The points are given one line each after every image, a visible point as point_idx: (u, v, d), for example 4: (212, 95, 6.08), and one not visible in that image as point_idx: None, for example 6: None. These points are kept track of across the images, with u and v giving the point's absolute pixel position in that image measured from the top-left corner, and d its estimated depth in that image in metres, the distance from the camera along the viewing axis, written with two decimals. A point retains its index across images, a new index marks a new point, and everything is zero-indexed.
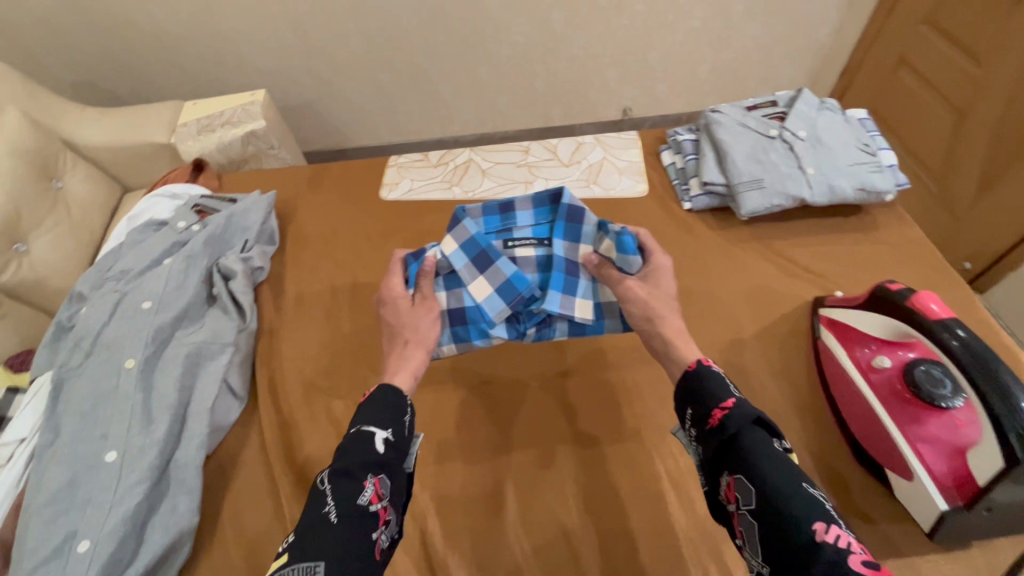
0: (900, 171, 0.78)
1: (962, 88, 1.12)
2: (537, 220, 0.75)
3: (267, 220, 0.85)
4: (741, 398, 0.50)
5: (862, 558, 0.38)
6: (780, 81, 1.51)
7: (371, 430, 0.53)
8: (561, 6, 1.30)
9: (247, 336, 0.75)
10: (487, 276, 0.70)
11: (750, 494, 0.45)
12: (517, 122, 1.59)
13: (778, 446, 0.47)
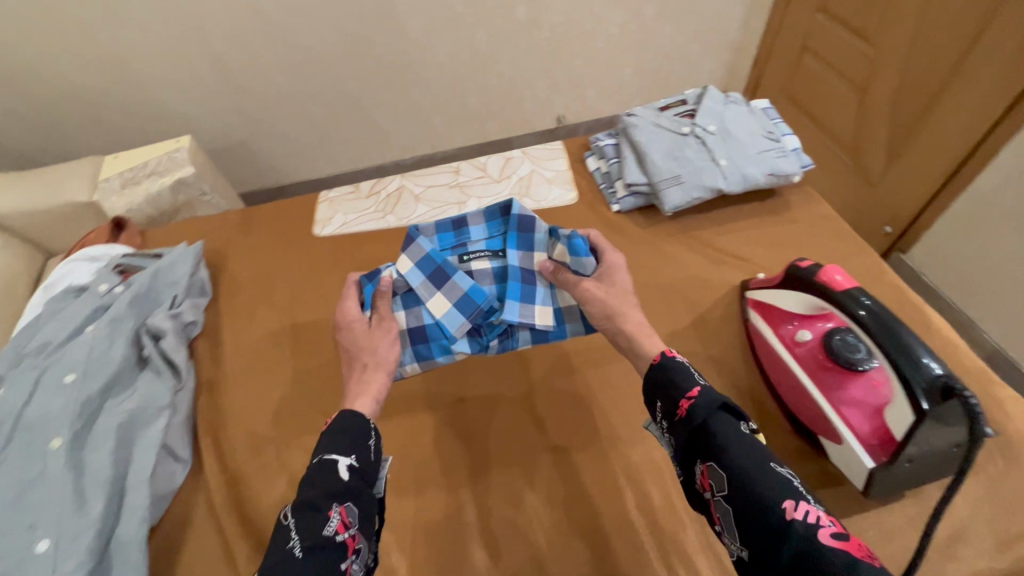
0: (803, 154, 0.83)
1: (859, 66, 1.20)
2: (490, 233, 0.78)
3: (197, 272, 0.83)
4: (706, 385, 0.51)
5: (832, 530, 0.40)
6: (699, 73, 1.58)
7: (334, 458, 0.53)
8: (483, 24, 1.33)
9: (186, 395, 0.72)
10: (445, 291, 0.73)
11: (722, 480, 0.47)
12: (455, 140, 1.61)
13: (744, 429, 0.49)
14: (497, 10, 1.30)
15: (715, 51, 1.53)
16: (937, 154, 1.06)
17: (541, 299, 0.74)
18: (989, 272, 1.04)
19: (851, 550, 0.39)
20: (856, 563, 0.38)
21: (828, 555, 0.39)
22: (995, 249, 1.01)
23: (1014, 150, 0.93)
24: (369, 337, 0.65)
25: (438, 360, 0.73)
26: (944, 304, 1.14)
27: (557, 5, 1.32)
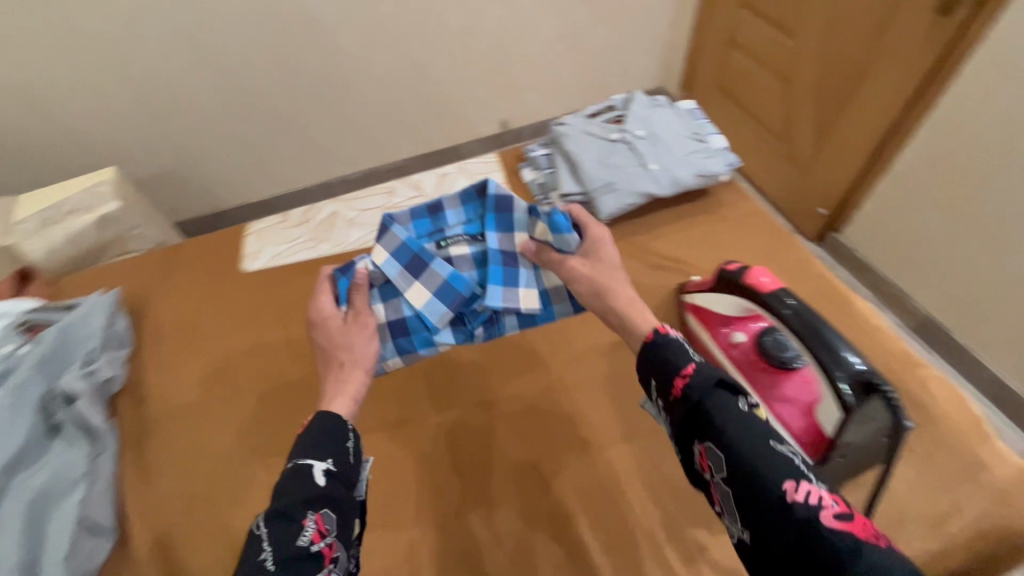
0: (729, 152, 0.85)
1: (781, 57, 1.25)
2: (468, 215, 0.73)
3: (112, 322, 0.77)
4: (701, 362, 0.50)
5: (836, 511, 0.39)
6: (635, 71, 1.61)
7: (309, 463, 0.50)
8: (416, 33, 1.31)
9: (105, 461, 0.68)
10: (424, 280, 0.68)
11: (721, 461, 0.45)
12: (400, 152, 1.58)
13: (743, 405, 0.46)
14: (430, 18, 1.29)
15: (648, 50, 1.57)
16: (858, 138, 1.12)
17: (526, 282, 0.70)
18: (916, 245, 1.10)
19: (854, 531, 0.38)
20: (862, 546, 0.37)
21: (832, 536, 0.38)
22: (920, 222, 1.07)
23: (929, 128, 0.99)
24: (344, 334, 0.62)
25: (421, 353, 0.69)
26: (880, 278, 1.20)
27: (489, 11, 1.32)
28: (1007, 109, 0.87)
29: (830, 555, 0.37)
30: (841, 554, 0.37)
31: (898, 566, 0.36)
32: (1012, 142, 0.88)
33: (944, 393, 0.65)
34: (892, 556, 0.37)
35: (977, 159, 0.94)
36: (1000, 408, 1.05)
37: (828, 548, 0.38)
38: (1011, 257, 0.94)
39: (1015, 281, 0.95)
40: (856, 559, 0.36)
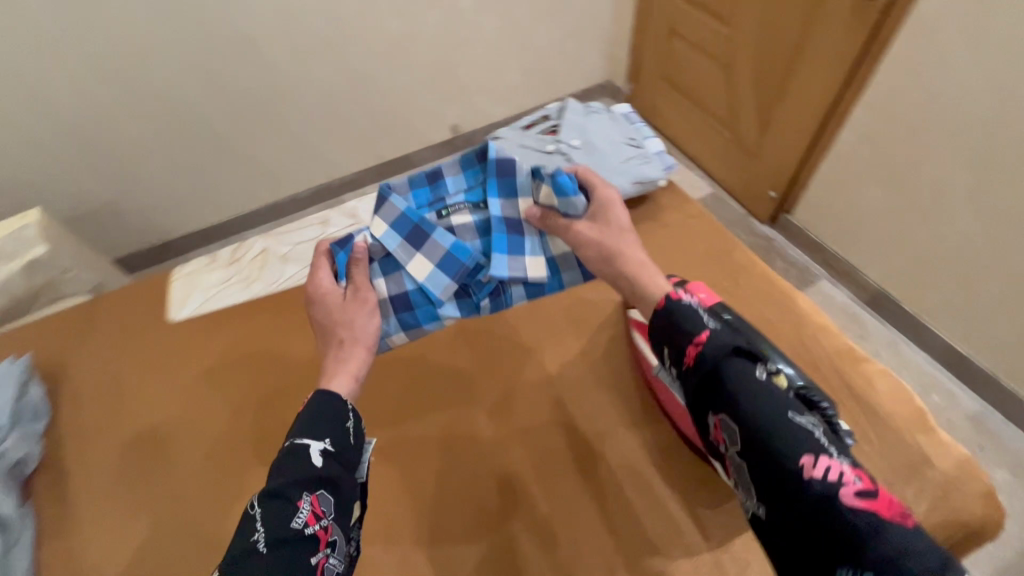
0: (666, 156, 0.84)
1: (721, 45, 1.27)
2: (469, 184, 0.75)
3: (23, 395, 0.71)
4: (716, 329, 0.48)
5: (858, 489, 0.38)
6: (582, 66, 1.61)
7: (306, 443, 0.50)
8: (354, 44, 1.27)
9: (19, 554, 0.62)
10: (426, 253, 0.69)
11: (735, 434, 0.44)
12: (350, 166, 1.53)
13: (760, 374, 0.45)
14: (367, 28, 1.25)
15: (592, 44, 1.57)
16: (799, 121, 1.14)
17: (530, 249, 0.72)
18: (861, 221, 1.12)
19: (877, 510, 0.37)
20: (884, 524, 0.37)
21: (850, 515, 0.37)
22: (863, 199, 1.10)
23: (864, 107, 1.02)
24: (348, 308, 0.63)
25: (427, 326, 0.70)
26: (831, 256, 1.23)
27: (428, 16, 1.29)
28: (933, 85, 0.90)
29: (850, 533, 0.37)
30: (861, 533, 0.37)
31: (920, 546, 0.36)
32: (941, 117, 0.91)
33: (889, 390, 0.67)
34: (913, 534, 0.37)
35: (910, 135, 0.96)
36: (951, 373, 1.08)
37: (846, 526, 0.37)
38: (949, 227, 0.97)
39: (954, 250, 0.98)
40: (876, 540, 0.36)
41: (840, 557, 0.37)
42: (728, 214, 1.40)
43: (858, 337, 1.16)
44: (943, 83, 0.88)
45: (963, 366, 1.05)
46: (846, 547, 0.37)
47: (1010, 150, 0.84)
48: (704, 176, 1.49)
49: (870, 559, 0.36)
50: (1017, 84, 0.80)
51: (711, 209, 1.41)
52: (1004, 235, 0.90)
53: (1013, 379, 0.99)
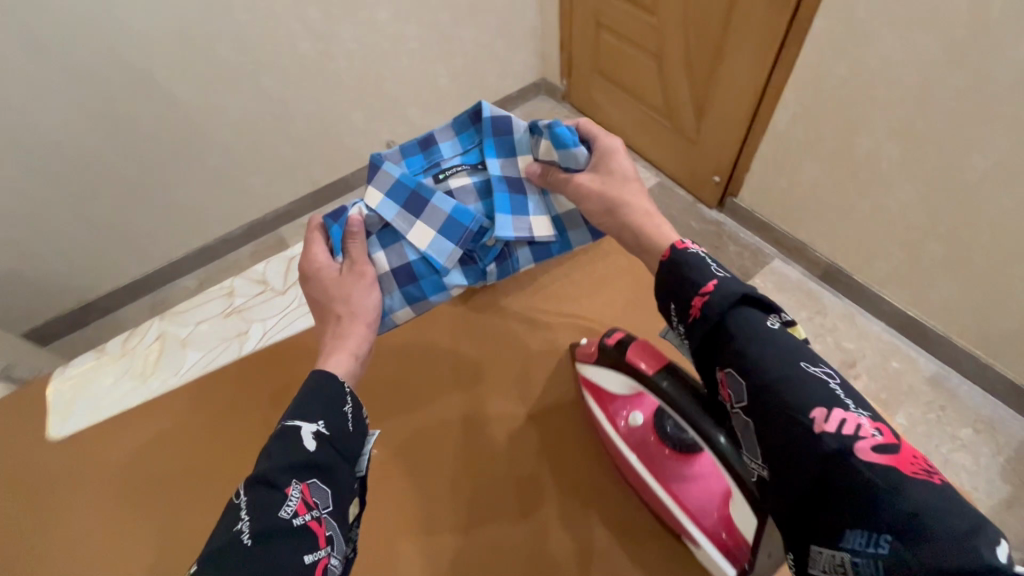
0: None
1: (648, 35, 1.25)
2: (465, 146, 0.70)
3: None
4: (724, 277, 0.43)
5: (877, 442, 0.33)
6: (513, 65, 1.56)
7: (296, 424, 0.44)
8: (264, 70, 1.17)
9: None
10: (425, 219, 0.65)
11: (744, 390, 0.39)
12: (282, 198, 1.41)
13: (770, 323, 0.41)
14: (277, 50, 1.16)
15: (520, 42, 1.52)
16: (735, 106, 1.13)
17: (533, 209, 0.69)
18: (805, 200, 1.12)
19: (898, 466, 0.32)
20: (905, 480, 0.32)
21: (868, 473, 0.32)
22: (806, 176, 1.09)
23: (794, 86, 1.01)
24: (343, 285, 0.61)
25: (433, 297, 0.69)
26: (781, 235, 1.22)
27: (342, 30, 1.20)
28: (858, 59, 0.89)
29: (868, 488, 0.32)
30: (881, 490, 0.32)
31: (951, 510, 0.30)
32: (871, 90, 0.90)
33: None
34: (941, 492, 0.31)
35: (842, 110, 0.96)
36: (907, 338, 1.10)
37: (860, 480, 0.32)
38: (890, 197, 0.97)
39: (897, 219, 0.98)
40: (895, 498, 0.31)
41: (854, 518, 0.32)
42: (676, 203, 1.38)
43: (816, 313, 1.16)
44: (869, 56, 0.88)
45: (918, 330, 1.07)
46: (862, 506, 0.32)
47: (938, 117, 0.84)
48: (648, 166, 1.46)
49: (886, 519, 0.31)
50: (939, 53, 0.80)
51: (659, 199, 1.39)
52: (942, 200, 0.90)
53: (966, 338, 1.01)
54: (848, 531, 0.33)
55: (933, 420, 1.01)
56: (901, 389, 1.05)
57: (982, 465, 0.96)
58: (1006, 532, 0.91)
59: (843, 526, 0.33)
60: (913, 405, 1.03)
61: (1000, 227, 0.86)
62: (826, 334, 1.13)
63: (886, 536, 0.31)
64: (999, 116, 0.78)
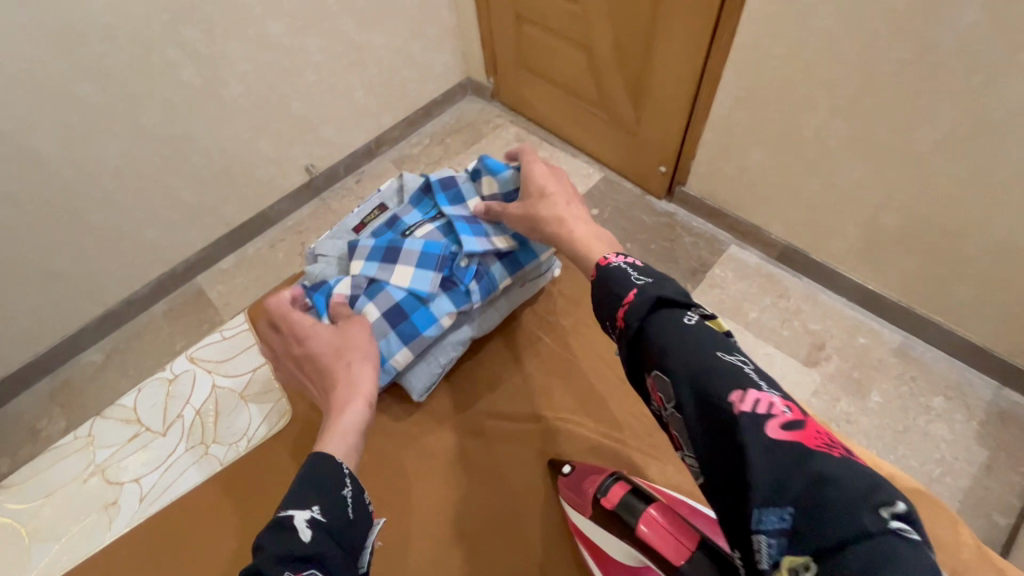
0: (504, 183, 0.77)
1: (574, 26, 1.16)
2: (424, 213, 0.81)
3: None
4: (642, 284, 0.49)
5: (786, 419, 0.38)
6: (434, 68, 1.43)
7: (290, 514, 0.46)
8: (144, 104, 1.00)
9: None
10: (403, 263, 0.75)
11: (668, 388, 0.44)
12: (192, 246, 1.23)
13: (689, 319, 0.46)
14: (157, 81, 0.99)
15: (438, 42, 1.40)
16: (673, 92, 1.07)
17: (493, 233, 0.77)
18: (755, 184, 1.09)
19: (804, 441, 0.37)
20: (808, 452, 0.36)
21: (781, 445, 0.37)
22: (753, 161, 1.05)
23: (733, 69, 0.96)
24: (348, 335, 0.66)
25: (427, 331, 0.73)
26: (734, 221, 1.18)
27: (232, 50, 1.05)
28: (796, 37, 0.85)
29: (778, 463, 0.36)
30: (790, 463, 0.36)
31: (849, 476, 0.35)
32: (813, 68, 0.86)
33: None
34: (841, 462, 0.36)
35: (786, 91, 0.91)
36: (868, 312, 1.09)
37: (774, 456, 0.36)
38: (842, 176, 0.94)
39: (850, 197, 0.96)
40: (801, 469, 0.35)
41: (769, 497, 0.36)
42: (625, 198, 1.31)
43: (779, 296, 1.13)
44: (807, 33, 0.83)
45: (878, 302, 1.06)
46: (772, 480, 0.36)
47: (882, 91, 0.82)
48: (591, 162, 1.39)
49: (791, 494, 0.35)
50: (877, 26, 0.76)
51: (607, 196, 1.32)
52: (893, 174, 0.89)
53: (926, 307, 1.01)
54: (762, 512, 0.36)
55: (906, 393, 1.01)
56: (872, 364, 1.04)
57: (959, 433, 0.96)
58: (991, 498, 0.91)
59: (759, 508, 0.36)
60: (885, 380, 1.02)
61: (953, 197, 0.85)
62: (792, 318, 1.11)
63: (790, 510, 0.35)
64: (945, 86, 0.76)
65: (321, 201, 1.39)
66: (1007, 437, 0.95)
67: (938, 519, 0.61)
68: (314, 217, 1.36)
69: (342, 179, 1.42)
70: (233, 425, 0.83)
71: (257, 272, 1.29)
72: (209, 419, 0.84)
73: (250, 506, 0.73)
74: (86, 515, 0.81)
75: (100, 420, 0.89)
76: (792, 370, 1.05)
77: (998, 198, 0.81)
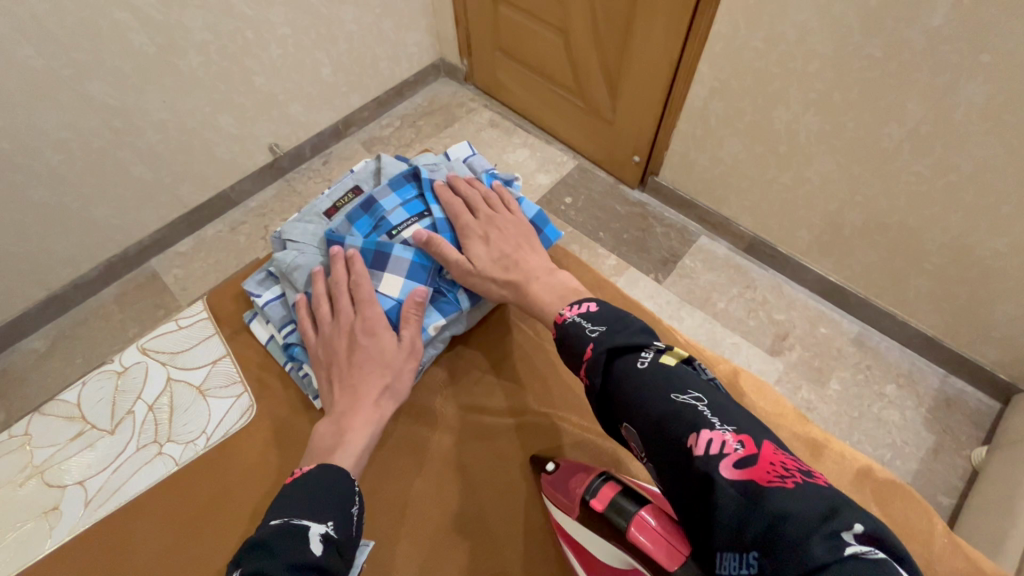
0: (487, 169, 0.81)
1: (552, 9, 1.14)
2: (404, 200, 0.76)
3: None
4: (597, 338, 0.49)
5: (739, 457, 0.38)
6: (406, 47, 1.39)
7: (306, 524, 0.46)
8: (89, 72, 0.92)
9: None
10: (392, 270, 0.69)
11: (639, 442, 0.44)
12: (145, 227, 1.16)
13: (642, 362, 0.46)
14: (104, 47, 0.92)
15: (411, 21, 1.35)
16: (649, 79, 1.06)
17: None
18: (727, 176, 1.10)
19: (756, 478, 0.37)
20: (761, 490, 0.36)
21: (736, 487, 0.37)
22: (726, 152, 1.06)
23: (710, 59, 0.95)
24: (401, 352, 0.63)
25: None
26: (705, 212, 1.20)
27: (190, 17, 0.98)
28: (774, 30, 0.85)
29: (733, 508, 0.36)
30: (746, 505, 0.36)
31: (800, 507, 0.35)
32: (788, 61, 0.87)
33: (752, 385, 0.74)
34: (796, 494, 0.35)
35: (761, 83, 0.92)
36: (830, 302, 1.13)
37: (728, 501, 0.37)
38: (811, 170, 0.96)
39: (818, 191, 0.98)
40: (755, 510, 0.35)
41: (729, 542, 0.36)
42: (598, 186, 1.31)
43: (746, 287, 1.16)
44: (784, 27, 0.84)
45: (840, 294, 1.10)
46: (731, 524, 0.36)
47: (853, 87, 0.83)
48: (566, 150, 1.38)
49: (748, 538, 0.35)
50: (853, 21, 0.77)
51: (581, 184, 1.31)
52: (860, 170, 0.91)
53: (883, 299, 1.05)
54: (724, 556, 0.37)
55: (862, 381, 1.05)
56: (832, 354, 1.08)
57: (909, 418, 1.02)
58: (937, 480, 0.97)
59: (721, 552, 0.37)
60: (843, 368, 1.07)
61: (915, 192, 0.88)
62: (758, 308, 1.14)
63: (753, 554, 0.35)
64: (914, 85, 0.78)
65: (286, 182, 1.33)
66: (952, 422, 1.01)
67: (895, 502, 0.64)
68: (278, 199, 1.30)
69: (308, 159, 1.36)
70: (191, 423, 0.75)
71: (216, 256, 1.22)
72: (164, 416, 0.76)
73: (218, 510, 0.68)
74: (18, 523, 0.71)
75: (39, 417, 0.79)
76: (757, 359, 1.08)
77: (957, 195, 0.84)
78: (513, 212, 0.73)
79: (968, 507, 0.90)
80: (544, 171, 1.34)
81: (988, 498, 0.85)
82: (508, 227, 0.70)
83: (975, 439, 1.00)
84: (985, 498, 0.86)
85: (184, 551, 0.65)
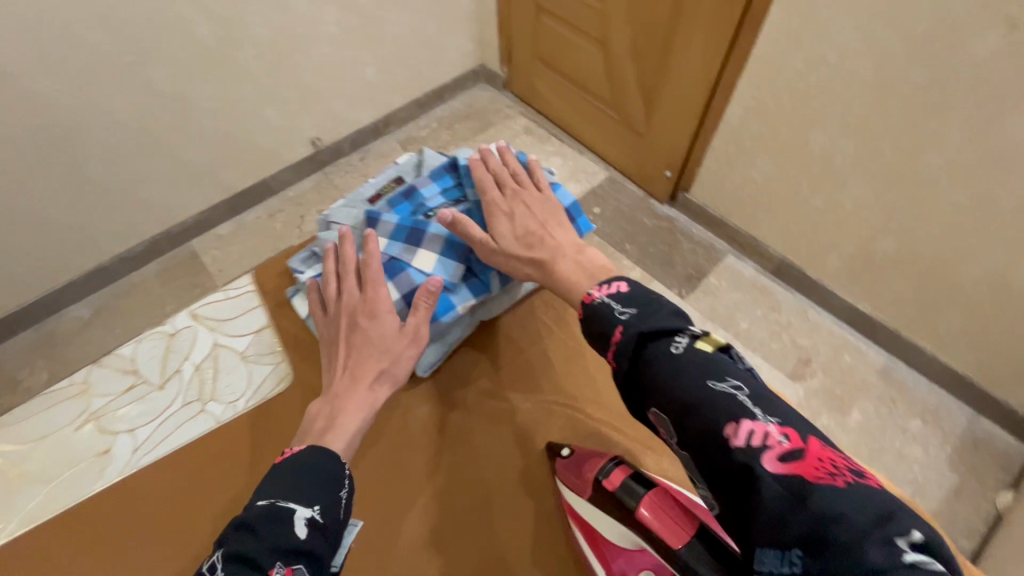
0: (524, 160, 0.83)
1: (593, 21, 1.16)
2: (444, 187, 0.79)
3: None
4: (627, 320, 0.49)
5: (784, 450, 0.38)
6: (448, 51, 1.42)
7: (292, 507, 0.48)
8: (152, 58, 0.98)
9: None
10: (427, 248, 0.73)
11: (671, 428, 0.45)
12: (189, 207, 1.21)
13: (676, 346, 0.46)
14: (168, 36, 0.97)
15: (455, 26, 1.39)
16: (686, 94, 1.07)
17: None
18: (759, 196, 1.09)
19: (803, 473, 0.37)
20: (809, 486, 0.36)
21: (782, 481, 0.37)
22: (759, 172, 1.06)
23: (749, 78, 0.96)
24: (402, 338, 0.65)
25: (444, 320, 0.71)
26: (734, 231, 1.19)
27: (248, 13, 1.03)
28: (815, 53, 0.85)
29: (778, 503, 0.37)
30: (793, 503, 0.36)
31: (853, 509, 0.35)
32: (827, 84, 0.87)
33: None
34: (846, 492, 0.36)
35: (798, 105, 0.92)
36: (857, 331, 1.11)
37: (773, 496, 0.37)
38: (846, 195, 0.96)
39: (851, 217, 0.97)
40: (802, 508, 0.36)
41: (772, 539, 0.37)
42: (627, 198, 1.32)
43: (771, 309, 1.15)
44: (826, 50, 0.84)
45: (868, 324, 1.08)
46: (775, 520, 0.37)
47: (893, 114, 0.83)
48: (597, 160, 1.39)
49: (793, 535, 0.36)
50: (897, 48, 0.77)
51: (611, 195, 1.33)
52: (896, 198, 0.90)
53: (913, 332, 1.03)
54: (765, 553, 0.37)
55: (886, 414, 1.03)
56: (855, 383, 1.06)
57: (933, 455, 0.99)
58: (958, 521, 0.94)
59: (762, 549, 0.37)
60: (866, 399, 1.05)
61: (953, 224, 0.86)
62: (782, 331, 1.12)
63: (796, 552, 0.36)
64: (956, 115, 0.77)
65: (324, 174, 1.38)
66: (978, 464, 0.98)
67: None
68: (315, 190, 1.35)
69: (347, 154, 1.41)
70: (233, 385, 0.80)
71: (253, 240, 1.28)
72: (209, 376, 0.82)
73: (250, 465, 0.72)
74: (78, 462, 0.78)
75: (99, 369, 0.87)
76: (778, 381, 1.07)
77: (996, 230, 0.82)
78: (541, 190, 0.74)
79: (989, 552, 0.87)
80: (574, 180, 1.36)
81: (1011, 543, 0.82)
82: (534, 203, 0.71)
83: (1001, 483, 0.96)
84: (1007, 543, 0.83)
85: (217, 500, 0.70)
